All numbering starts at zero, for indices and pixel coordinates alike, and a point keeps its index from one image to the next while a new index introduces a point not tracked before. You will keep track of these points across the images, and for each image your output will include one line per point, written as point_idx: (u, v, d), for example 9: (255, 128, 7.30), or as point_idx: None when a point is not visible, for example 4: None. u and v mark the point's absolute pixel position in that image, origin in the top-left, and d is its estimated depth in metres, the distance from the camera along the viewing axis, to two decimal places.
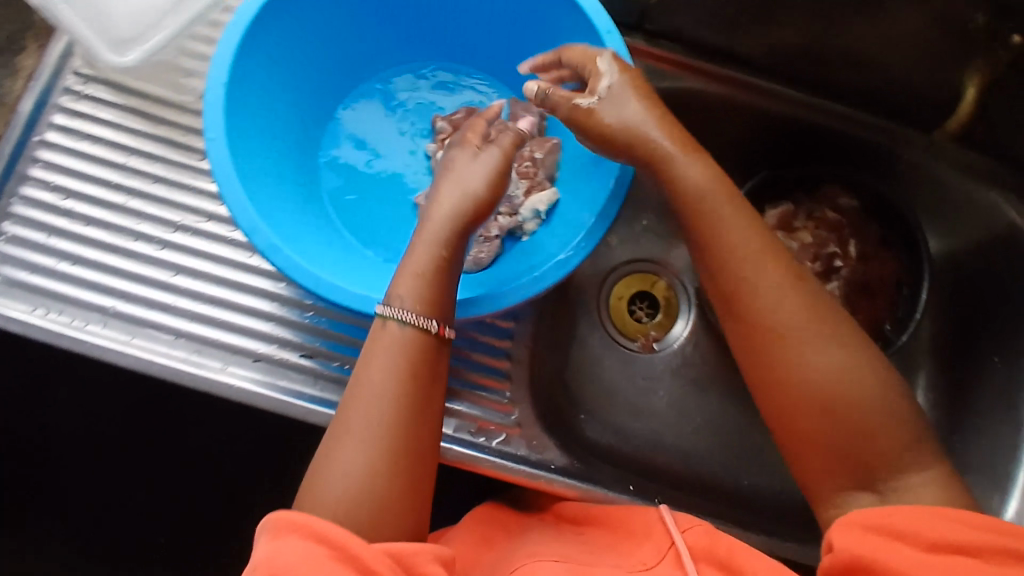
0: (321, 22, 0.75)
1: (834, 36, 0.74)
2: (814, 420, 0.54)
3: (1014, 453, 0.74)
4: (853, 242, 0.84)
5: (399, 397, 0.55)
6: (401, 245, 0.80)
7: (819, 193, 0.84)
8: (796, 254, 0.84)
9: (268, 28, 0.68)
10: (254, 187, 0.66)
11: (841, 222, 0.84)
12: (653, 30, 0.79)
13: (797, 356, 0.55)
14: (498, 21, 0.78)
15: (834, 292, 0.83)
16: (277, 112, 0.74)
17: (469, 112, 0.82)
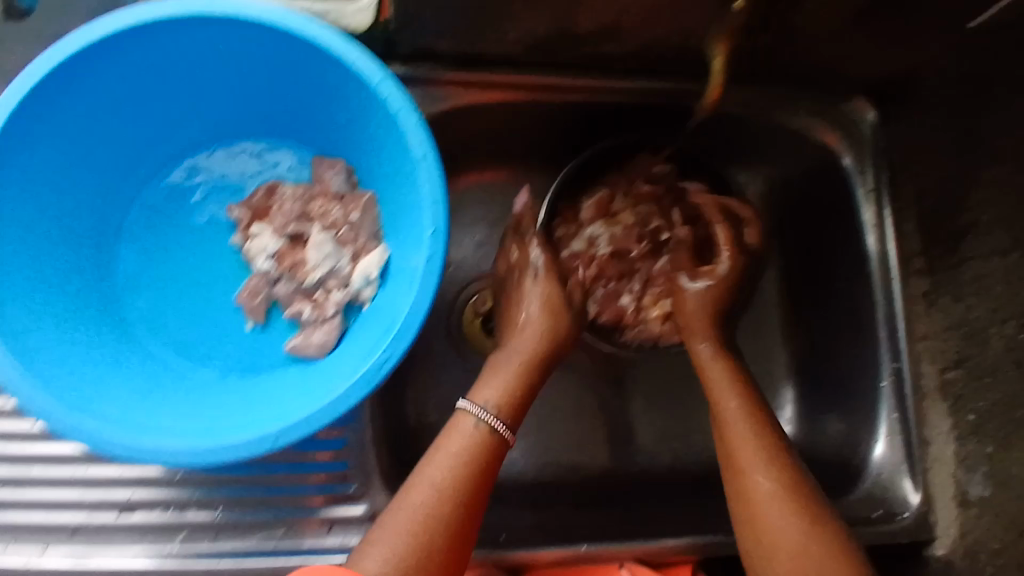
0: (77, 136, 0.61)
1: (575, 20, 0.66)
2: (771, 522, 0.60)
3: (867, 371, 0.76)
4: (676, 211, 0.81)
5: (465, 476, 0.61)
6: (234, 351, 0.67)
7: (631, 166, 0.81)
8: (620, 241, 0.81)
9: (10, 168, 0.57)
10: (44, 355, 0.56)
11: (657, 191, 0.82)
12: (406, 54, 0.72)
13: (779, 517, 0.60)
14: (269, 79, 0.65)
15: (666, 267, 0.80)
16: (59, 245, 0.62)
17: (268, 190, 0.68)
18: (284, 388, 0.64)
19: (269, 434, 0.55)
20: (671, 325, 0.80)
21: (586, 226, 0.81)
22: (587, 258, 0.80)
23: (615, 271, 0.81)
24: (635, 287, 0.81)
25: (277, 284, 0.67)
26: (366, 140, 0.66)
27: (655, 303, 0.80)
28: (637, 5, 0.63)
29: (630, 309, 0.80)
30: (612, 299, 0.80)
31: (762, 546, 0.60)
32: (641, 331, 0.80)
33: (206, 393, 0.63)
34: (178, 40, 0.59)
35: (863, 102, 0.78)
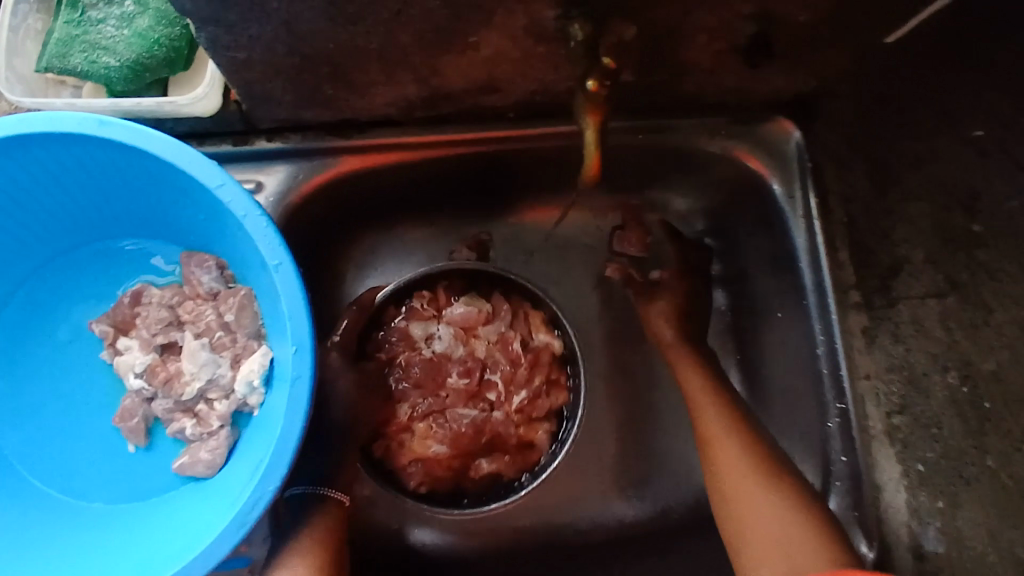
0: None
1: (442, 79, 0.60)
2: (760, 517, 0.63)
3: (811, 411, 0.70)
4: (519, 394, 0.75)
5: (326, 541, 0.64)
6: (119, 478, 0.62)
7: (518, 313, 0.77)
8: (446, 357, 0.75)
9: None
10: None
11: (522, 360, 0.76)
12: (271, 127, 0.65)
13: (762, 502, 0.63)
14: (112, 184, 0.59)
15: (462, 419, 0.74)
16: None
17: (134, 296, 0.63)
18: (173, 516, 0.59)
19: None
20: (417, 469, 0.73)
21: (440, 322, 0.76)
22: (410, 343, 0.76)
23: (420, 376, 0.74)
24: (421, 405, 0.74)
25: (154, 401, 0.62)
26: (230, 238, 0.59)
27: (421, 437, 0.74)
28: (508, 60, 0.58)
29: (401, 418, 0.74)
30: (392, 398, 0.74)
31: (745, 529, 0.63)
32: (395, 440, 0.74)
33: (87, 538, 0.59)
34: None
35: (783, 120, 0.69)
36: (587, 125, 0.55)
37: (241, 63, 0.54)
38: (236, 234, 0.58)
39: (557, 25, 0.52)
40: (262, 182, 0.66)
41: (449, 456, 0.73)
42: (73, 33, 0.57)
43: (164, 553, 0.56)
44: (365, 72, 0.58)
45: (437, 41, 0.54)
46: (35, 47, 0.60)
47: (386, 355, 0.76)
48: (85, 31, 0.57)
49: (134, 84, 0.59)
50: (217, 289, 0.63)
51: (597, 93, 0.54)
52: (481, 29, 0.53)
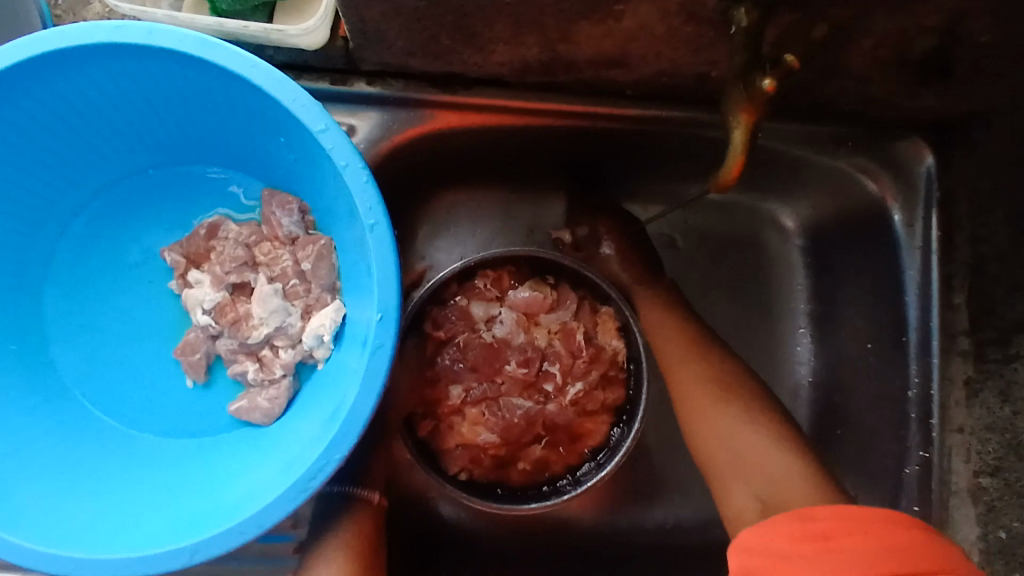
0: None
1: (572, 46, 0.55)
2: (719, 442, 0.67)
3: (887, 452, 0.67)
4: (574, 387, 0.71)
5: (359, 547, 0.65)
6: (172, 413, 0.60)
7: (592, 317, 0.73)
8: (503, 344, 0.72)
9: None
10: None
11: (583, 353, 0.72)
12: (374, 70, 0.61)
13: (682, 391, 0.71)
14: (202, 107, 0.55)
15: (515, 407, 0.71)
16: None
17: (211, 229, 0.60)
18: (224, 461, 0.57)
19: (188, 544, 0.48)
20: (463, 454, 0.71)
21: (502, 307, 0.73)
22: (469, 323, 0.72)
23: (477, 360, 0.71)
24: (475, 390, 0.72)
25: (219, 339, 0.60)
26: (318, 183, 0.56)
27: (471, 423, 0.71)
28: (650, 35, 0.53)
29: (452, 401, 0.72)
30: (447, 379, 0.72)
31: (684, 413, 0.70)
32: (445, 427, 0.72)
33: (138, 468, 0.57)
34: (90, 71, 0.51)
35: (919, 142, 0.64)
36: (739, 123, 0.50)
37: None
38: (330, 183, 0.55)
39: (719, 6, 0.48)
40: (355, 125, 0.62)
41: (497, 445, 0.71)
42: None
43: (213, 500, 0.54)
44: (493, 26, 0.53)
45: (582, 5, 0.49)
46: None
47: (444, 333, 0.72)
48: None
49: (240, 3, 0.54)
50: (294, 235, 0.60)
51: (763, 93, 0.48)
52: None
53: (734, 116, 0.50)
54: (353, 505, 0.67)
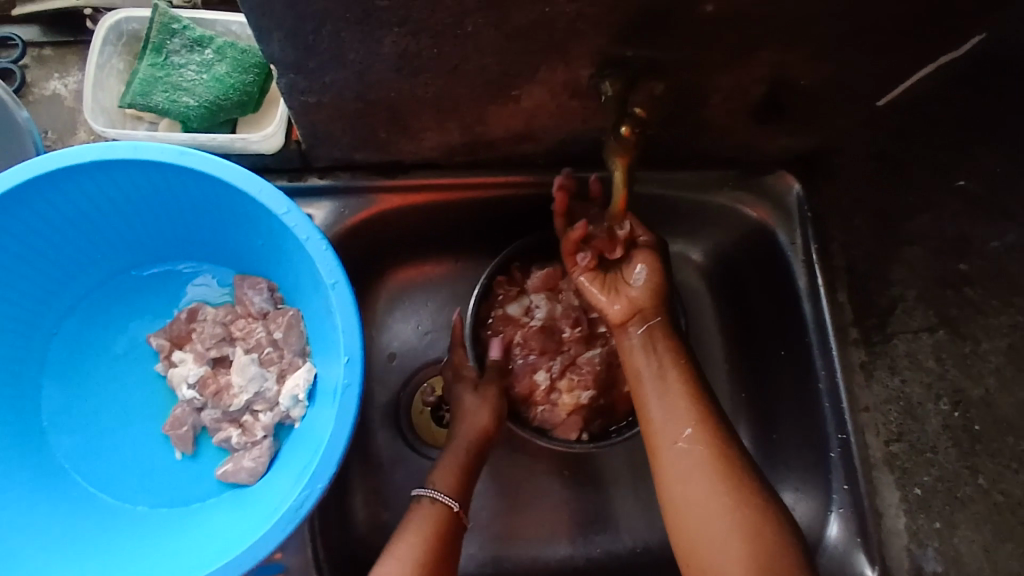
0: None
1: (485, 127, 0.67)
2: (703, 527, 0.58)
3: (814, 445, 0.75)
4: None
5: (429, 543, 0.62)
6: (164, 484, 0.66)
7: None
8: (556, 318, 0.81)
9: None
10: None
11: None
12: (324, 166, 0.72)
13: (676, 469, 0.61)
14: (179, 209, 0.65)
15: (592, 357, 0.80)
16: None
17: (191, 313, 0.69)
18: (215, 519, 0.63)
19: None
20: (575, 419, 0.78)
21: (529, 293, 0.81)
22: (515, 323, 0.80)
23: (540, 344, 0.80)
24: (554, 366, 0.79)
25: (203, 411, 0.67)
26: (283, 260, 0.66)
27: (568, 391, 0.79)
28: (546, 112, 0.65)
29: (542, 386, 0.79)
30: (528, 373, 0.80)
31: (668, 491, 0.61)
32: (548, 411, 0.79)
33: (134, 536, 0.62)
34: (84, 189, 0.61)
35: (785, 174, 0.77)
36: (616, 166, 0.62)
37: (313, 104, 0.61)
38: (293, 258, 0.64)
39: (592, 82, 0.60)
40: (313, 214, 0.73)
41: (597, 395, 0.79)
42: (156, 74, 0.64)
43: (208, 551, 0.59)
44: (419, 117, 0.65)
45: (484, 93, 0.61)
46: (117, 83, 0.67)
47: (502, 343, 0.80)
48: (168, 74, 0.64)
49: (208, 121, 0.65)
50: (266, 309, 0.68)
51: (627, 139, 0.61)
52: (524, 82, 0.60)
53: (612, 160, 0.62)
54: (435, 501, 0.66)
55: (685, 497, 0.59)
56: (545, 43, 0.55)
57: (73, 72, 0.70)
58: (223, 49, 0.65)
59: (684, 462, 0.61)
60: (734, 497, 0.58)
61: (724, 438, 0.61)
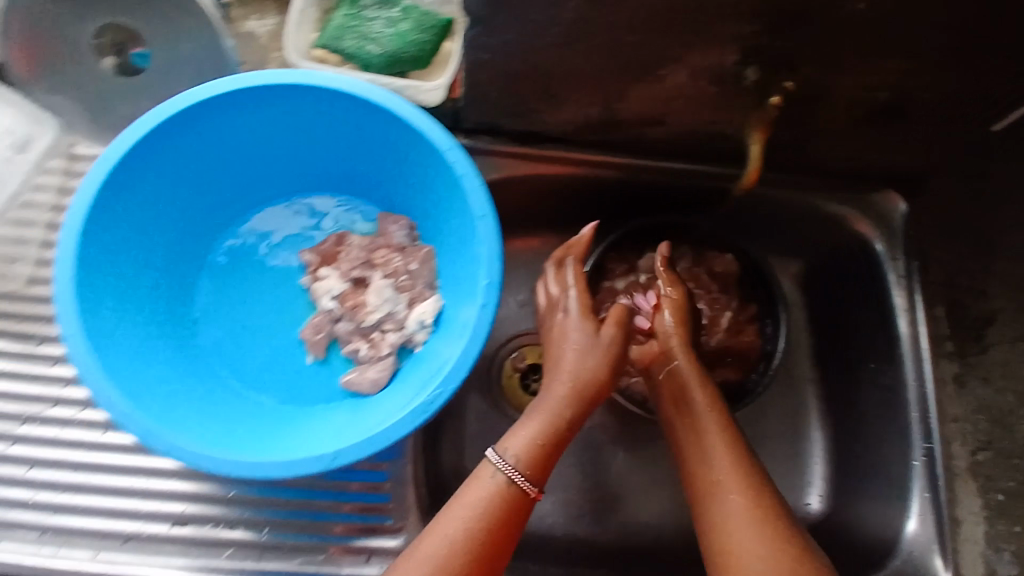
0: (181, 179, 0.70)
1: (624, 105, 0.73)
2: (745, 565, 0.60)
3: (898, 453, 0.77)
4: (726, 314, 0.85)
5: (488, 520, 0.61)
6: (292, 383, 0.72)
7: (706, 256, 0.86)
8: None
9: (117, 196, 0.64)
10: (128, 371, 0.61)
11: (713, 287, 0.86)
12: (468, 129, 0.80)
13: (719, 507, 0.63)
14: (343, 143, 0.73)
15: None
16: (149, 275, 0.69)
17: (339, 238, 0.76)
18: (335, 418, 0.68)
19: (328, 451, 0.58)
20: None
21: (639, 273, 0.86)
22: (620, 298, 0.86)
23: None
24: None
25: (338, 322, 0.73)
26: (428, 199, 0.73)
27: None
28: (684, 96, 0.70)
29: None
30: None
31: (711, 528, 0.63)
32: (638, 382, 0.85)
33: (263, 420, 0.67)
34: (271, 110, 0.68)
35: (892, 195, 0.81)
36: (756, 140, 0.72)
37: (482, 62, 0.68)
38: (441, 195, 0.71)
39: (735, 70, 0.66)
40: None
41: None
42: (348, 23, 0.73)
43: (335, 437, 0.63)
44: (567, 89, 0.71)
45: (633, 68, 0.67)
46: (311, 31, 0.75)
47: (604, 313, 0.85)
48: (358, 24, 0.73)
49: (386, 70, 0.74)
50: (405, 242, 0.75)
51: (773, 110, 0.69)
52: (672, 62, 0.66)
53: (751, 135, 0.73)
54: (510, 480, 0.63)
55: (721, 536, 0.62)
56: (702, 26, 0.61)
57: (270, 14, 0.79)
58: (409, 9, 0.73)
59: (727, 503, 0.63)
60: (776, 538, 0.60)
61: (762, 483, 0.64)
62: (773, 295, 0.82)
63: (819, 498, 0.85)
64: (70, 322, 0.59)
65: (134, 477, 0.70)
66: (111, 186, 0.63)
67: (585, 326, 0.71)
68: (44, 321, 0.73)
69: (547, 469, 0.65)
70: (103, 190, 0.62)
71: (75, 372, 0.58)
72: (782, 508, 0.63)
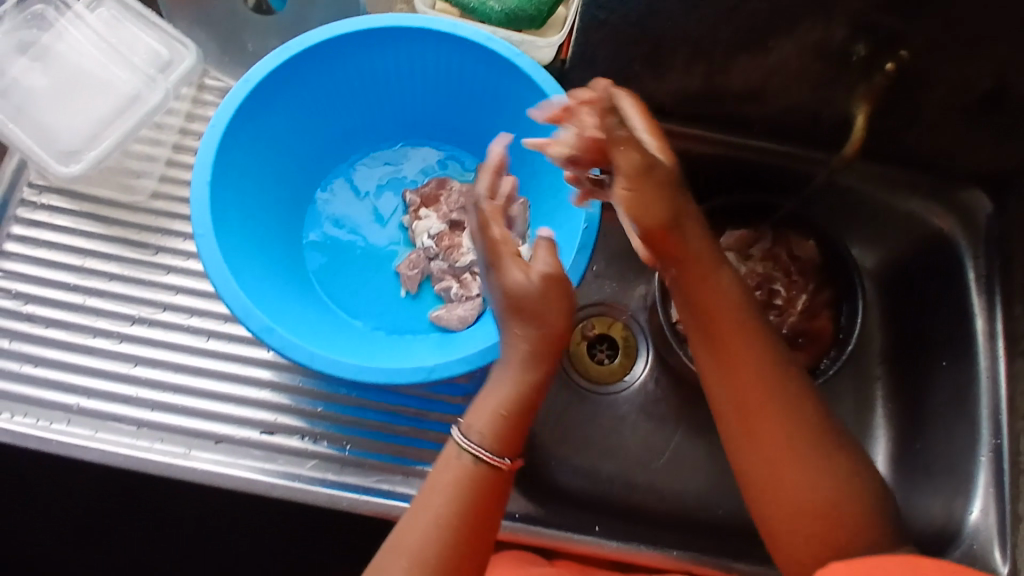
0: (305, 111, 0.75)
1: (727, 77, 0.75)
2: (799, 486, 0.57)
3: (965, 447, 0.78)
4: (803, 297, 0.87)
5: (463, 496, 0.56)
6: (385, 312, 0.76)
7: (785, 237, 0.88)
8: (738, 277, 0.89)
9: (252, 114, 0.68)
10: (248, 274, 0.65)
11: (792, 269, 0.88)
12: (570, 92, 0.83)
13: (764, 425, 0.59)
14: (453, 92, 0.78)
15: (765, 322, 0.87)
16: (269, 196, 0.74)
17: (440, 183, 0.80)
18: (425, 343, 0.71)
19: (428, 364, 0.61)
20: None
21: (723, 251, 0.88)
22: None
23: None
24: None
25: (433, 261, 0.77)
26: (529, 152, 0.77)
27: None
28: (787, 71, 0.73)
29: None
30: None
31: (756, 448, 0.59)
32: None
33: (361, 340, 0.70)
34: (395, 53, 0.73)
35: (975, 191, 0.83)
36: (860, 110, 0.75)
37: (598, 21, 0.71)
38: None
39: (842, 46, 0.68)
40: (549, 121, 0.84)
41: None
42: None
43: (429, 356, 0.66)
44: (674, 56, 0.74)
45: (742, 37, 0.70)
46: None
47: None
48: None
49: (502, 26, 0.78)
50: None
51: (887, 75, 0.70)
52: (782, 34, 0.68)
53: (856, 108, 0.75)
54: (473, 462, 0.57)
55: (768, 457, 0.58)
56: None
57: None
58: None
59: (769, 417, 0.59)
60: (823, 456, 0.58)
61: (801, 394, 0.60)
62: (850, 278, 0.81)
63: None
64: (204, 220, 0.63)
65: (228, 384, 0.74)
66: (248, 105, 0.67)
67: (519, 278, 0.59)
68: (161, 233, 0.80)
69: (517, 442, 0.59)
70: (244, 105, 0.66)
71: (204, 268, 0.62)
72: (819, 434, 0.59)
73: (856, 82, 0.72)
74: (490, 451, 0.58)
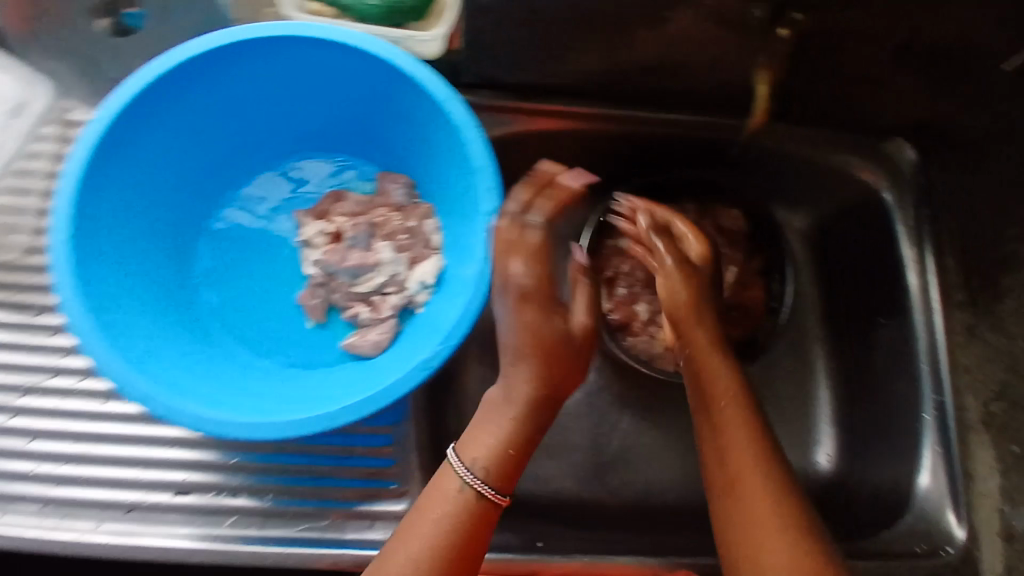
0: (176, 141, 0.68)
1: (629, 51, 0.71)
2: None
3: (908, 408, 0.76)
4: (732, 267, 0.83)
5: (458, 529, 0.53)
6: (295, 347, 0.70)
7: (710, 208, 0.84)
8: None
9: (112, 156, 0.62)
10: (126, 334, 0.60)
11: (719, 242, 0.84)
12: (469, 82, 0.77)
13: (745, 507, 0.55)
14: (337, 99, 0.71)
15: None
16: (146, 239, 0.68)
17: (334, 197, 0.75)
18: (337, 378, 0.66)
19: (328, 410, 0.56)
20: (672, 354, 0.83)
21: None
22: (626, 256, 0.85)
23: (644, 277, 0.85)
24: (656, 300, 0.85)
25: (336, 287, 0.71)
26: (427, 155, 0.71)
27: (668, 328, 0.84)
28: (691, 40, 0.68)
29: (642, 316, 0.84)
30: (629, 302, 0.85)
31: (732, 530, 0.55)
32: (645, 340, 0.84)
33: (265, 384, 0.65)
34: (264, 66, 0.66)
35: (900, 141, 0.79)
36: (762, 80, 0.70)
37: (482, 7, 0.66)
38: (439, 150, 0.69)
39: (743, 7, 0.63)
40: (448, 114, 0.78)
41: None
42: None
43: (337, 395, 0.62)
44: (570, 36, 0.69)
45: (638, 9, 0.65)
46: None
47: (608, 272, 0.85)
48: None
49: (383, 21, 0.72)
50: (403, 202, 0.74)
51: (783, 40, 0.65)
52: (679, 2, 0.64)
53: (757, 76, 0.71)
54: (473, 495, 0.54)
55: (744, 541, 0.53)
56: None
57: None
58: None
59: (752, 501, 0.55)
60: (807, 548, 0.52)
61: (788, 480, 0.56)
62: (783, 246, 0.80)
63: (829, 457, 0.83)
64: (67, 284, 0.57)
65: (134, 446, 0.69)
66: (105, 148, 0.61)
67: (530, 311, 0.57)
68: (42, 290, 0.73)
69: (512, 479, 0.56)
70: (98, 149, 0.60)
71: (74, 337, 0.56)
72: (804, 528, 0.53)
73: (763, 44, 0.68)
74: (490, 485, 0.55)
